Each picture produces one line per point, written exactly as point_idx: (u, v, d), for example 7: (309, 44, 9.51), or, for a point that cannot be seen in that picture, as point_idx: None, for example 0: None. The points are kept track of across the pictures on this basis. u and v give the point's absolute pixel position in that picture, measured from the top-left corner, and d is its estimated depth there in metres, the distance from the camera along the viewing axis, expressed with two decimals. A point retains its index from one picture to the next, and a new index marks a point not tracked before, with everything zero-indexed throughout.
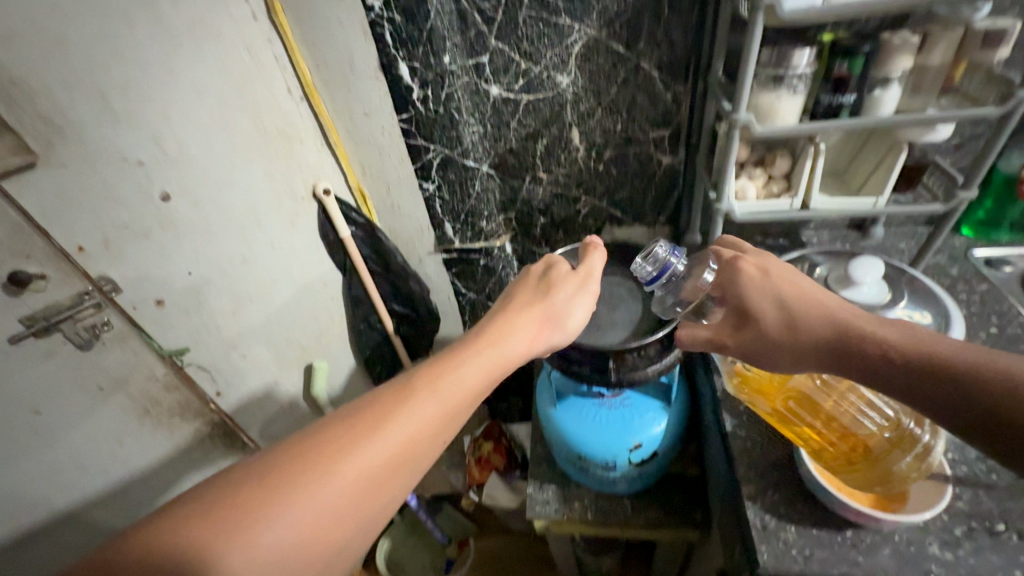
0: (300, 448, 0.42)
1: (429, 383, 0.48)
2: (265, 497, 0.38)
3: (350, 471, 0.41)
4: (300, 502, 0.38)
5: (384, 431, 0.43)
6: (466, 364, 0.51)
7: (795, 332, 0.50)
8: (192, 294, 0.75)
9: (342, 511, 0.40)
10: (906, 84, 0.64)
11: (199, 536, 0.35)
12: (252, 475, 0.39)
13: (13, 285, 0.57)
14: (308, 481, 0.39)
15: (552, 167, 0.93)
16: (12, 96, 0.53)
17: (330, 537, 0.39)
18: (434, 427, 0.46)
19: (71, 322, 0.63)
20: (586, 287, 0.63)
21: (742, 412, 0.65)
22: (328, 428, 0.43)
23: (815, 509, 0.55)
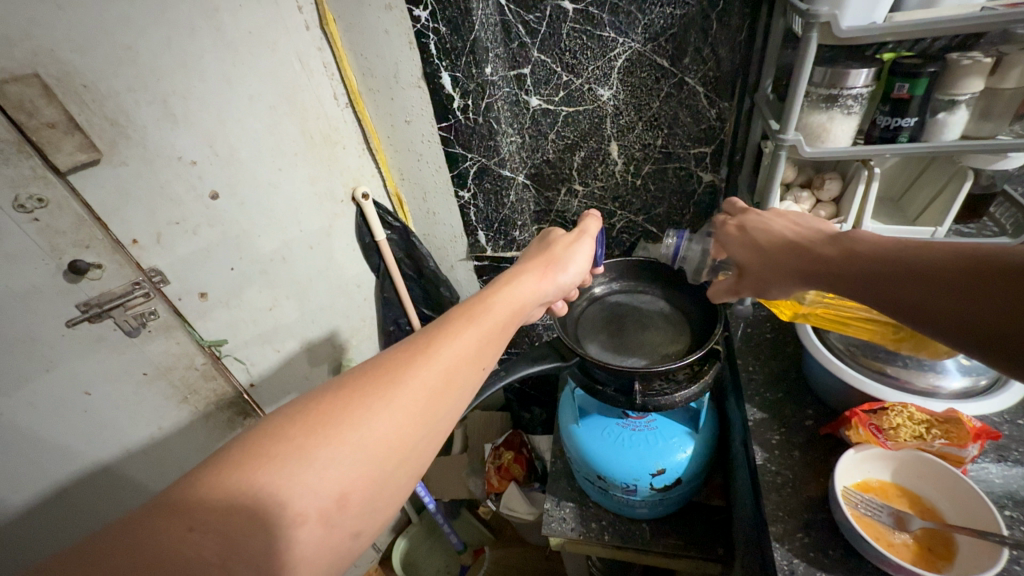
0: (326, 395, 0.34)
1: (459, 318, 0.41)
2: (293, 447, 0.31)
3: (386, 412, 0.34)
4: (338, 450, 0.32)
5: (423, 362, 0.37)
6: (491, 300, 0.45)
7: (770, 263, 0.51)
8: (234, 288, 0.79)
9: (389, 451, 0.33)
10: (975, 109, 0.60)
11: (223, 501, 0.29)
12: (274, 429, 0.32)
13: (73, 273, 0.60)
14: (334, 437, 0.32)
15: (588, 180, 0.92)
16: (83, 98, 0.57)
17: (378, 486, 0.33)
18: (474, 357, 0.39)
19: (121, 310, 0.66)
20: (584, 238, 0.59)
21: (773, 446, 0.62)
22: (356, 371, 0.37)
23: (848, 557, 0.51)
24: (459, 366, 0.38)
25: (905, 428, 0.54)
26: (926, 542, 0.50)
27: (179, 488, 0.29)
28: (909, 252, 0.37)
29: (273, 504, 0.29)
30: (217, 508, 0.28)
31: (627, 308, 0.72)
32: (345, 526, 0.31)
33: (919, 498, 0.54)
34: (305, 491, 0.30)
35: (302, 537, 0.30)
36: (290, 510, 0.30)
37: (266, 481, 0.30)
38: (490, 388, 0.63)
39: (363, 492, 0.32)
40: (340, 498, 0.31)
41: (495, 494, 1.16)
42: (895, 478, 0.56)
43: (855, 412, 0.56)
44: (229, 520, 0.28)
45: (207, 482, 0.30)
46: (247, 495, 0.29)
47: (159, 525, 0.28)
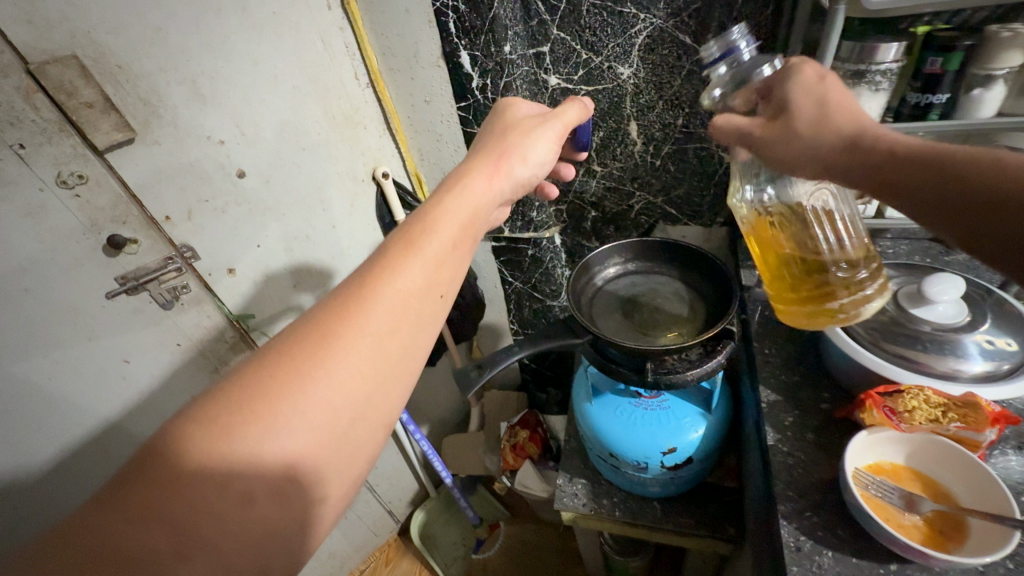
0: (262, 361, 0.34)
1: (399, 251, 0.40)
2: (237, 420, 0.32)
3: (329, 369, 0.34)
4: (284, 416, 0.33)
5: (363, 310, 0.36)
6: (435, 218, 0.43)
7: (834, 135, 0.43)
8: (259, 264, 0.82)
9: (339, 403, 0.34)
10: (1013, 85, 0.57)
11: (173, 493, 0.30)
12: (211, 408, 0.33)
13: (112, 247, 0.64)
14: (276, 400, 0.33)
15: (607, 160, 0.91)
16: (118, 79, 0.60)
17: (334, 441, 0.34)
18: (418, 290, 0.39)
19: (156, 283, 0.70)
20: (548, 126, 0.55)
21: (786, 428, 0.62)
22: (297, 326, 0.36)
23: (857, 536, 0.52)
24: (403, 307, 0.38)
25: (920, 411, 0.53)
26: (937, 523, 0.50)
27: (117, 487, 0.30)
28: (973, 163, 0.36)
29: (225, 483, 0.31)
30: (163, 500, 0.30)
31: (642, 287, 0.72)
32: (309, 479, 0.33)
33: (933, 481, 0.54)
34: (253, 464, 0.32)
35: (259, 508, 0.32)
36: (251, 477, 0.32)
37: (210, 463, 0.31)
38: (503, 363, 0.64)
39: (318, 452, 0.33)
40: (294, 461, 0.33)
41: (510, 471, 1.19)
42: (909, 461, 0.55)
43: (870, 394, 0.56)
44: (192, 506, 0.30)
45: (145, 478, 0.30)
46: (192, 482, 0.31)
47: (104, 522, 0.29)
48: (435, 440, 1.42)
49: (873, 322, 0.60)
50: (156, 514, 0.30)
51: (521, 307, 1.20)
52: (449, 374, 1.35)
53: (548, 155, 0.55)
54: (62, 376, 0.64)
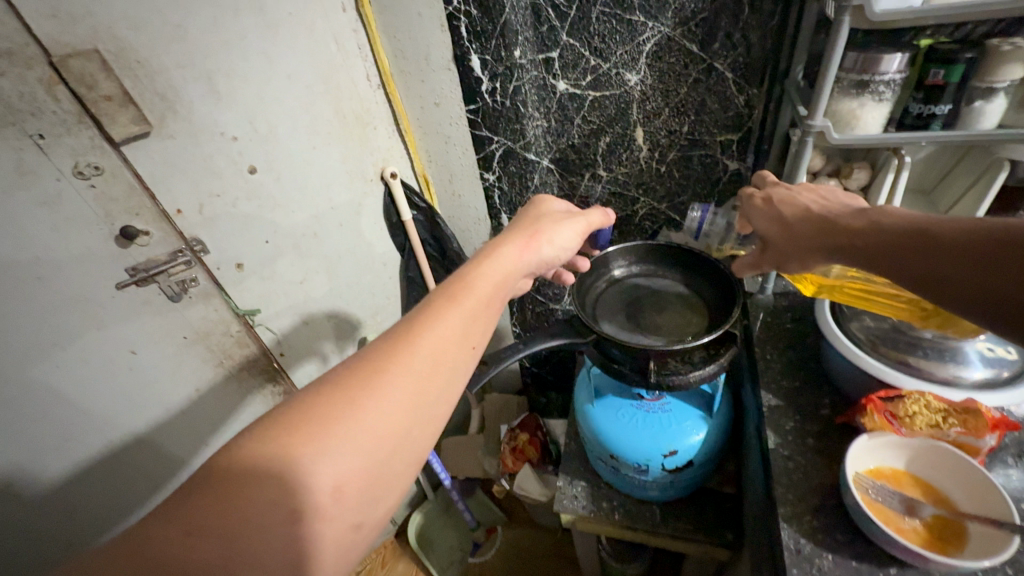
0: (306, 397, 0.36)
1: (441, 303, 0.42)
2: (279, 450, 0.33)
3: (372, 405, 0.35)
4: (324, 451, 0.33)
5: (405, 355, 0.38)
6: (473, 276, 0.45)
7: (794, 236, 0.51)
8: (268, 260, 0.83)
9: (377, 444, 0.35)
10: (1013, 97, 0.58)
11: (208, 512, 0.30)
12: (255, 440, 0.33)
13: (124, 238, 0.65)
14: (319, 434, 0.33)
15: (612, 165, 0.93)
16: (137, 73, 0.61)
17: (373, 476, 0.35)
18: (458, 339, 0.41)
19: (165, 276, 0.70)
20: (575, 216, 0.59)
21: (787, 432, 0.63)
22: (340, 368, 0.38)
23: (856, 540, 0.52)
24: (443, 353, 0.39)
25: (922, 416, 0.54)
26: (937, 529, 0.50)
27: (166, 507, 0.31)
28: (933, 231, 0.38)
29: (268, 508, 0.31)
30: (201, 519, 0.30)
31: (646, 290, 0.73)
32: (338, 519, 0.33)
33: (933, 486, 0.54)
34: (296, 492, 0.32)
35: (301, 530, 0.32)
36: (285, 509, 0.31)
37: (246, 485, 0.31)
38: (507, 361, 0.65)
39: (357, 485, 0.34)
40: (334, 491, 0.33)
41: (510, 474, 1.19)
42: (909, 467, 0.55)
43: (871, 399, 0.57)
44: (222, 524, 0.30)
45: (195, 497, 0.31)
46: (238, 506, 0.31)
47: (157, 537, 0.30)
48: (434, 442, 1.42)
49: (874, 327, 0.61)
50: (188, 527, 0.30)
51: (524, 309, 1.21)
52: None
53: (570, 243, 0.58)
54: (70, 369, 0.64)
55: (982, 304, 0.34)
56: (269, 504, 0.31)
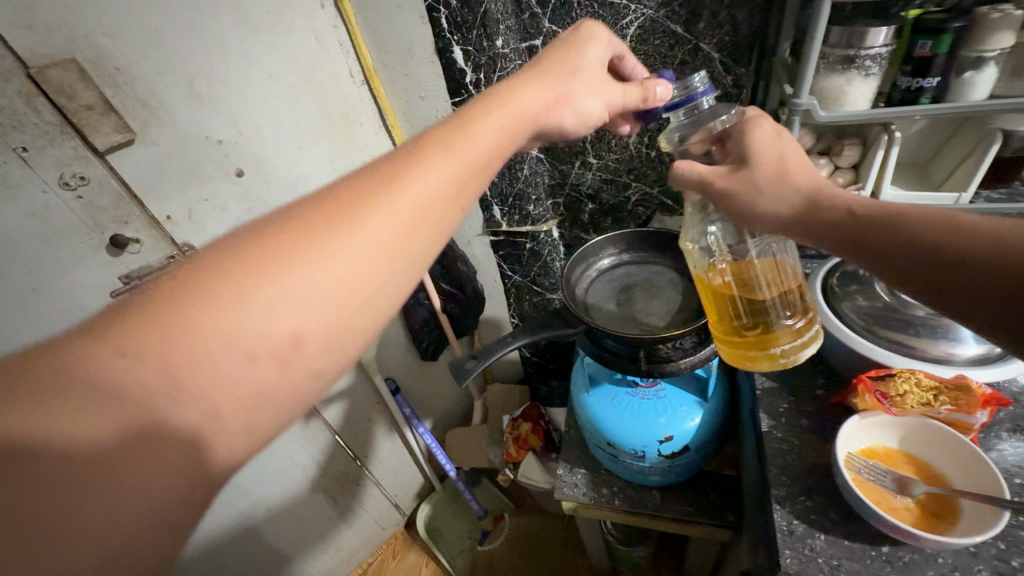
0: (269, 232, 0.32)
1: (431, 147, 0.38)
2: (232, 284, 0.29)
3: (343, 242, 0.32)
4: (281, 291, 0.30)
5: (384, 203, 0.34)
6: (477, 127, 0.41)
7: (788, 192, 0.43)
8: None
9: (341, 293, 0.32)
10: (1004, 67, 0.57)
11: (145, 342, 0.27)
12: (211, 260, 0.30)
13: (114, 246, 0.65)
14: (278, 275, 0.30)
15: (602, 152, 0.92)
16: (117, 81, 0.61)
17: (339, 323, 0.32)
18: (448, 191, 0.37)
19: None
20: (608, 85, 0.52)
21: (780, 414, 0.63)
22: (312, 207, 0.34)
23: (849, 519, 0.52)
24: (429, 204, 0.36)
25: (912, 395, 0.54)
26: (928, 506, 0.50)
27: (109, 325, 0.28)
28: (968, 224, 0.33)
29: (214, 345, 0.28)
30: (132, 352, 0.27)
31: (636, 277, 0.72)
32: (293, 366, 0.31)
33: (925, 463, 0.54)
34: (256, 326, 0.29)
35: (259, 369, 0.30)
36: (231, 343, 0.29)
37: (190, 314, 0.28)
38: (498, 353, 0.65)
39: (319, 330, 0.31)
40: (297, 335, 0.31)
41: (514, 463, 1.20)
42: (902, 445, 0.55)
43: (861, 379, 0.56)
44: (159, 361, 0.27)
45: (128, 328, 0.28)
46: (192, 327, 0.28)
47: (90, 368, 0.27)
48: (439, 433, 1.43)
49: (867, 307, 0.60)
50: (121, 359, 0.27)
51: (521, 299, 1.21)
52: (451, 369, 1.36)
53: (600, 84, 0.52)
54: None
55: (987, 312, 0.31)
56: (228, 334, 0.29)
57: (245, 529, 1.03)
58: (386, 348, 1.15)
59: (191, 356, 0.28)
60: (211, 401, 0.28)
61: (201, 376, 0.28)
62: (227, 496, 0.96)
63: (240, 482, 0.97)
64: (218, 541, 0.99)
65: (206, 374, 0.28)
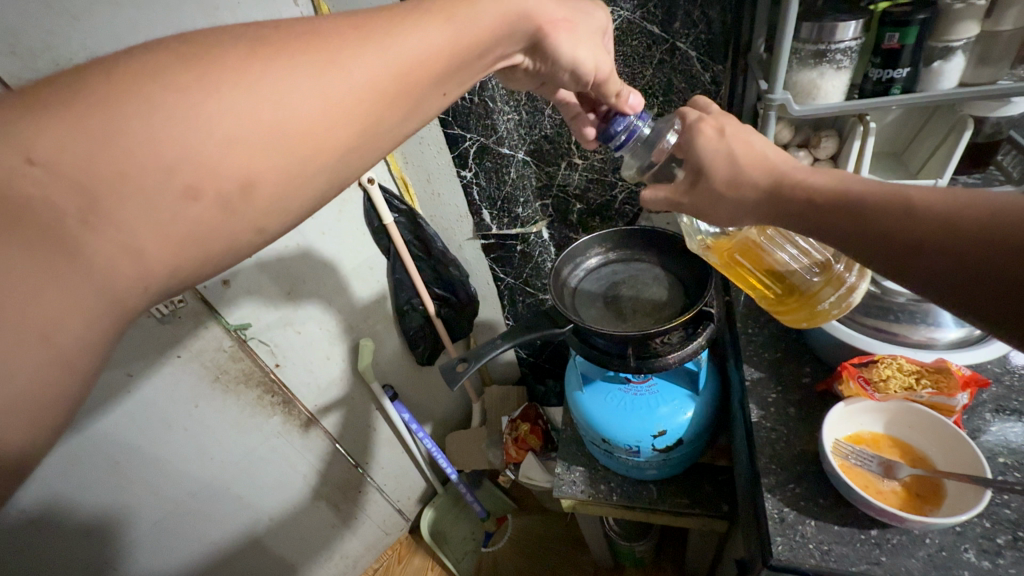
0: (249, 45, 0.33)
1: (429, 10, 0.38)
2: (199, 91, 0.31)
3: (306, 88, 0.33)
4: (246, 116, 0.32)
5: (370, 56, 0.35)
6: (469, 10, 0.40)
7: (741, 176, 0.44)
8: (252, 274, 0.84)
9: (306, 138, 0.34)
10: (971, 56, 0.58)
11: (100, 128, 0.29)
12: (190, 59, 0.31)
13: None
14: (246, 98, 0.32)
15: (587, 152, 0.93)
16: None
17: (293, 175, 0.34)
18: (432, 67, 0.38)
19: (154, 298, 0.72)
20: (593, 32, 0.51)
21: (769, 404, 0.64)
22: (298, 33, 0.34)
23: (838, 504, 0.53)
24: (407, 76, 0.37)
25: (895, 379, 0.55)
26: (915, 488, 0.51)
27: (61, 105, 0.28)
28: (921, 202, 0.33)
29: (167, 148, 0.30)
30: (85, 138, 0.28)
31: (623, 275, 0.73)
32: (247, 199, 0.33)
33: (911, 447, 0.55)
34: (211, 154, 0.31)
35: (199, 211, 0.31)
36: (189, 159, 0.30)
37: (152, 108, 0.30)
38: (488, 356, 0.66)
39: (273, 181, 0.34)
40: (249, 181, 0.33)
41: (514, 464, 1.21)
42: (888, 429, 0.56)
43: (845, 366, 0.57)
44: (117, 155, 0.29)
45: (82, 109, 0.28)
46: (153, 130, 0.30)
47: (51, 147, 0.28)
48: (439, 437, 1.44)
49: None
50: (79, 144, 0.28)
51: (514, 300, 1.22)
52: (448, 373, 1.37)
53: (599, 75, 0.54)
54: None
55: (939, 282, 0.32)
56: (182, 155, 0.30)
57: (249, 541, 1.03)
58: (383, 355, 1.15)
59: (120, 200, 0.29)
60: (142, 238, 0.30)
61: (124, 237, 0.30)
62: (229, 507, 0.97)
63: (242, 493, 0.98)
64: (221, 554, 1.00)
65: (128, 230, 0.30)
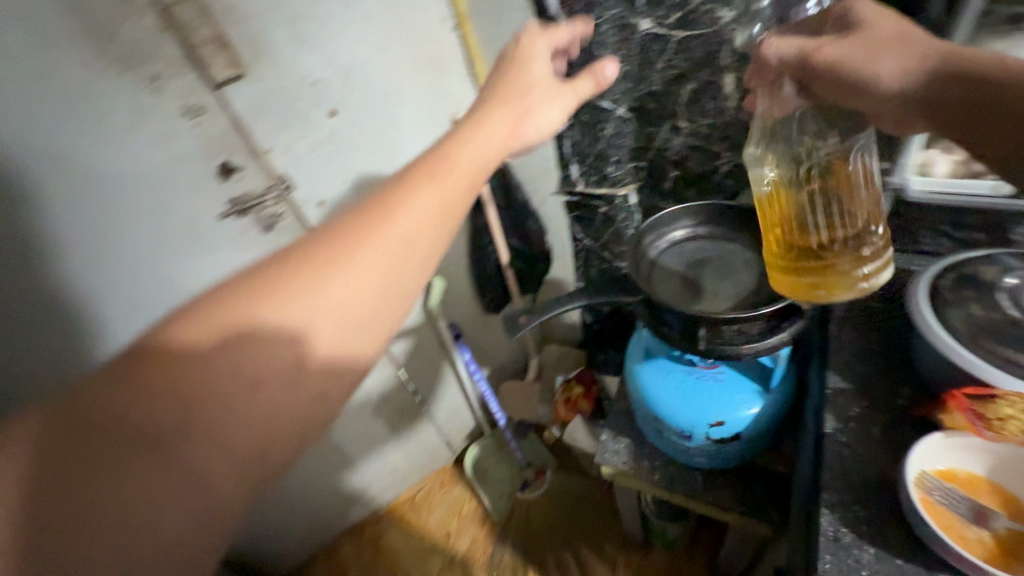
0: (272, 262, 0.42)
1: (421, 180, 0.47)
2: (248, 304, 0.40)
3: (313, 296, 0.41)
4: (280, 309, 0.40)
5: (390, 223, 0.44)
6: (454, 139, 0.52)
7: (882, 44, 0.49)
8: (344, 199, 0.88)
9: (322, 359, 0.41)
10: None
11: (126, 392, 0.36)
12: (254, 276, 0.41)
13: (223, 172, 0.73)
14: (266, 302, 0.40)
15: (695, 115, 0.85)
16: (230, 18, 0.65)
17: (314, 427, 0.41)
18: (427, 225, 0.46)
19: (259, 209, 0.79)
20: None
21: (851, 418, 0.58)
22: (327, 237, 0.44)
23: (910, 541, 0.48)
24: (411, 241, 0.45)
25: (1016, 421, 0.47)
26: (1010, 545, 0.46)
27: (140, 380, 0.36)
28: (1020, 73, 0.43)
29: (220, 374, 0.38)
30: (129, 400, 0.36)
31: (709, 254, 0.68)
32: (271, 463, 0.39)
33: (1012, 495, 0.49)
34: (237, 394, 0.37)
35: (265, 394, 0.38)
36: (195, 427, 0.36)
37: (201, 360, 0.38)
38: (553, 313, 0.65)
39: (288, 407, 0.39)
40: (300, 359, 0.40)
41: (562, 422, 1.23)
42: (990, 474, 0.50)
43: (956, 395, 0.50)
44: (158, 382, 0.37)
45: (136, 364, 0.37)
46: (192, 370, 0.37)
47: (111, 396, 0.36)
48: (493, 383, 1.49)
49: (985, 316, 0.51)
50: (115, 400, 0.36)
51: (588, 263, 1.19)
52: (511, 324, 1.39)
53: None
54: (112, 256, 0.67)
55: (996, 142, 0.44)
56: (234, 387, 0.38)
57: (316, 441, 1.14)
58: (452, 295, 1.19)
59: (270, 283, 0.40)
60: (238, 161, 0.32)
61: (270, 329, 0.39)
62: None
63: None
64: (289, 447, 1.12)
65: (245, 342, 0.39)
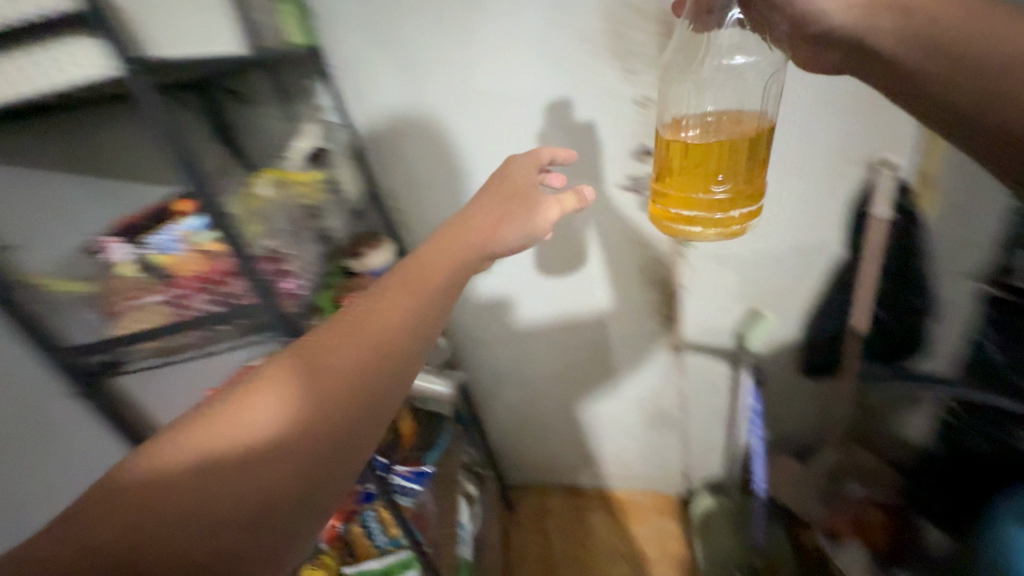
0: (236, 399, 0.38)
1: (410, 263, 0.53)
2: (197, 452, 0.35)
3: (332, 394, 0.39)
4: (266, 419, 0.37)
5: (423, 281, 0.50)
6: (508, 206, 0.64)
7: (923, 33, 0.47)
8: None
9: (363, 369, 0.41)
10: None
11: (150, 479, 0.34)
12: (193, 420, 0.37)
13: (637, 153, 0.87)
14: (255, 407, 0.37)
15: None
16: None
17: (388, 362, 0.43)
18: (439, 269, 0.53)
19: (645, 188, 0.91)
20: None
21: None
22: (308, 340, 0.43)
23: None
24: (418, 282, 0.50)
25: None
26: None
27: (135, 502, 0.33)
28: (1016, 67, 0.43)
29: (191, 457, 0.35)
30: (119, 525, 0.32)
31: None
32: (329, 414, 0.38)
33: None
34: (263, 421, 0.37)
35: (257, 409, 0.37)
36: (221, 452, 0.35)
37: (173, 464, 0.34)
38: None
39: (365, 355, 0.42)
40: (346, 373, 0.40)
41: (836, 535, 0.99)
42: None
43: None
44: (171, 502, 0.33)
45: (122, 496, 0.33)
46: (173, 457, 0.35)
47: (166, 453, 0.35)
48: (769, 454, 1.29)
49: None
50: (143, 488, 0.33)
51: (979, 384, 0.84)
52: (829, 407, 1.14)
53: None
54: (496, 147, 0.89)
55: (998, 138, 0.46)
56: (204, 453, 0.35)
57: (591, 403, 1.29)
58: (775, 338, 1.08)
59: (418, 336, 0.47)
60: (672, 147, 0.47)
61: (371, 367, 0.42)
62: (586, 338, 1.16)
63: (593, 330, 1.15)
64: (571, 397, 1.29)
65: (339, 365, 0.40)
